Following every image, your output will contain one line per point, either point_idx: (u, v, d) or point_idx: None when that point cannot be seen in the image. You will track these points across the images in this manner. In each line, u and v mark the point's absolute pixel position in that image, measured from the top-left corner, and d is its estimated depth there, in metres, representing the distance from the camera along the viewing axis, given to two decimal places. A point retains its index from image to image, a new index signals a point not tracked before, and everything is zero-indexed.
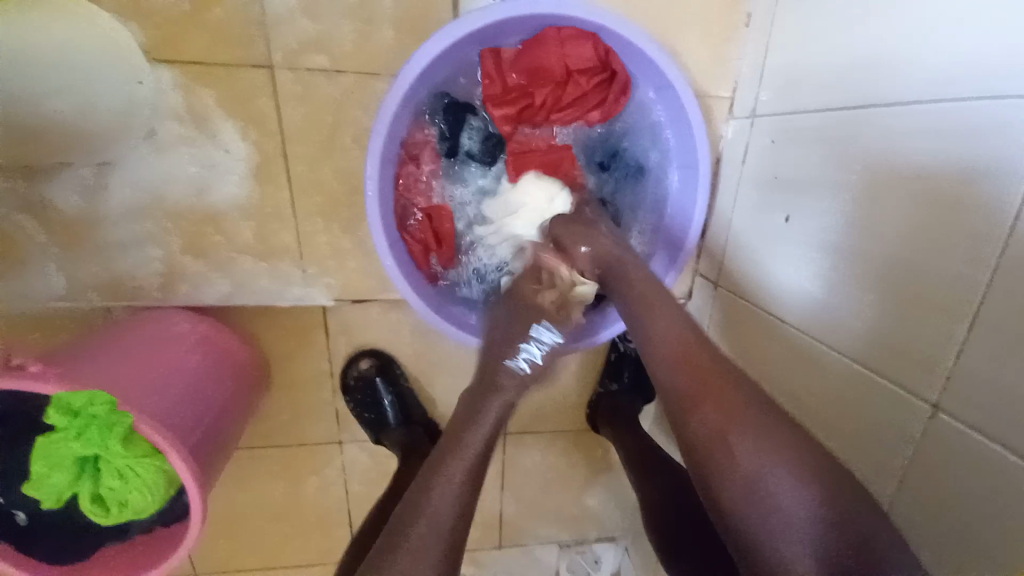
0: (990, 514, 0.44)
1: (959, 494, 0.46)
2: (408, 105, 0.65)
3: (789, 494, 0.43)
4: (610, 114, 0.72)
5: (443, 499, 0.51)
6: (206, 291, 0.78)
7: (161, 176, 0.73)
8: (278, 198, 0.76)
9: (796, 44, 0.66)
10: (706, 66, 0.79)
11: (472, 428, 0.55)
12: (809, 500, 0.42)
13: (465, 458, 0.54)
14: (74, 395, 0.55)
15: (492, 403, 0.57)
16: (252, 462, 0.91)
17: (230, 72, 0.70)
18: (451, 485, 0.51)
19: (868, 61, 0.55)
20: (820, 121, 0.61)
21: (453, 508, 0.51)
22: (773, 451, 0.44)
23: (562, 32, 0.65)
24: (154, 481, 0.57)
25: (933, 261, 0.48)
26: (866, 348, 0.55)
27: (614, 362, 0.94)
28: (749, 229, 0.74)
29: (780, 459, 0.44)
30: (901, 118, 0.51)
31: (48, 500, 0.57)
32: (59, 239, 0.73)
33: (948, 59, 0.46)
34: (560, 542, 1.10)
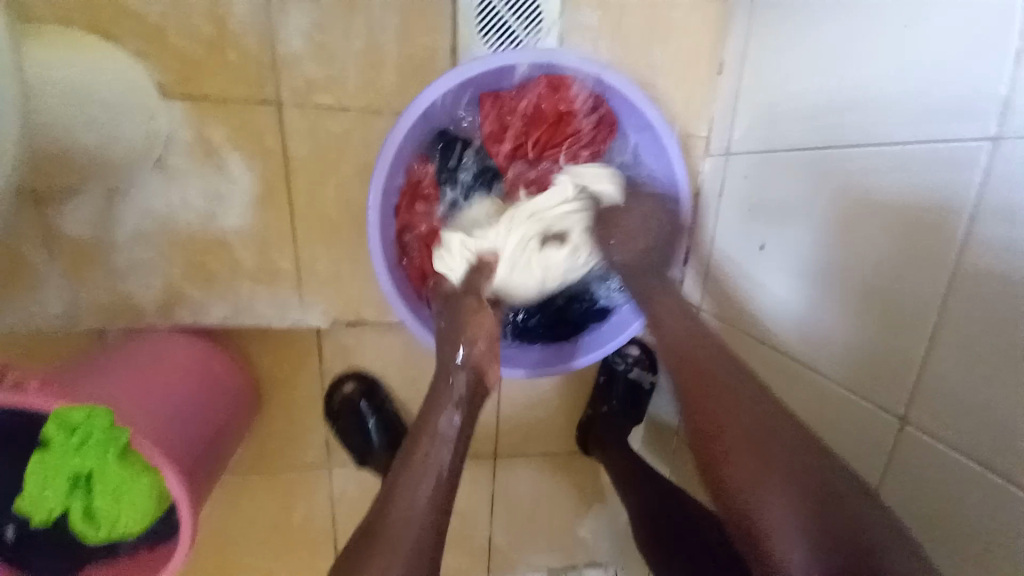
0: (965, 518, 0.47)
1: (938, 501, 0.50)
2: (409, 143, 0.70)
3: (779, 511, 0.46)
4: (599, 152, 0.77)
5: (419, 487, 0.53)
6: (205, 315, 0.80)
7: (167, 203, 0.75)
8: (281, 225, 0.79)
9: (764, 91, 0.73)
10: (683, 108, 0.85)
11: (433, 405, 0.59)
12: (798, 519, 0.45)
13: (434, 462, 0.55)
14: (74, 410, 0.55)
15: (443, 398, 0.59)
16: (243, 487, 0.90)
17: (240, 107, 0.74)
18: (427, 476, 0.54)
19: (829, 108, 0.61)
20: (789, 159, 0.68)
21: (425, 506, 0.52)
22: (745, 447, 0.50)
23: (555, 79, 0.71)
24: (145, 503, 0.58)
25: (897, 281, 0.53)
26: (837, 364, 0.60)
27: (603, 385, 0.97)
28: (728, 256, 0.80)
29: (754, 455, 0.49)
30: (860, 158, 0.57)
31: (38, 516, 0.57)
32: (61, 263, 0.74)
33: (897, 110, 0.53)
34: (549, 570, 1.09)
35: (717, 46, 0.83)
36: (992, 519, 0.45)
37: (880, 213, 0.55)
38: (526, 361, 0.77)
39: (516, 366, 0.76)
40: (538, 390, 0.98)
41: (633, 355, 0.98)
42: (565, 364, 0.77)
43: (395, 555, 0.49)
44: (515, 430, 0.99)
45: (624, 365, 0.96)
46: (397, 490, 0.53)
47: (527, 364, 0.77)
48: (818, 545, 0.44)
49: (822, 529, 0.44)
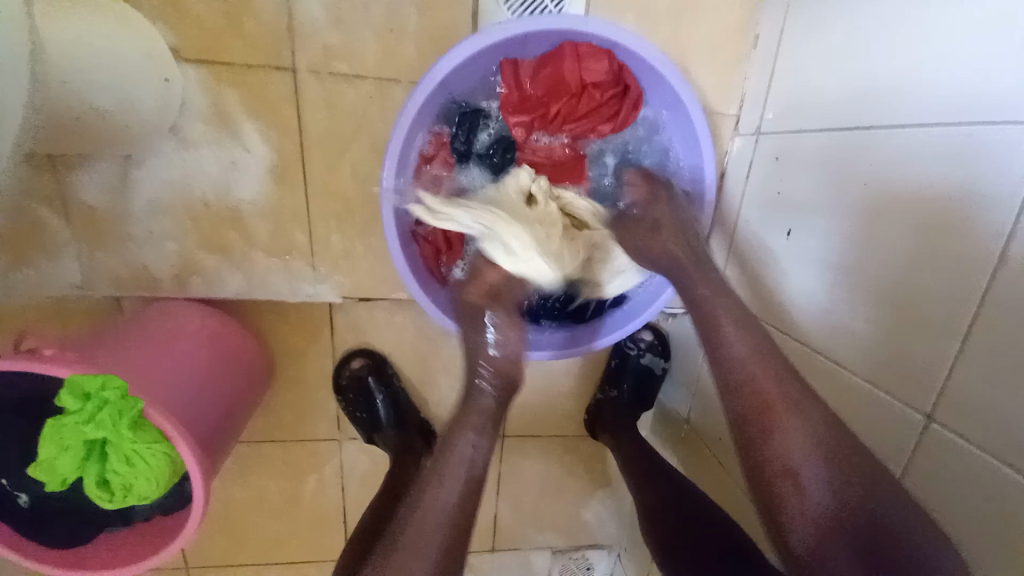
0: (978, 520, 0.46)
1: (952, 501, 0.48)
2: (427, 114, 0.67)
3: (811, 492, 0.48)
4: (622, 127, 0.73)
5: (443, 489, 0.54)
6: (219, 286, 0.79)
7: (181, 171, 0.74)
8: (295, 198, 0.78)
9: (802, 67, 0.69)
10: (713, 85, 0.81)
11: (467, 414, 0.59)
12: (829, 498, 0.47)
13: (461, 461, 0.56)
14: (88, 379, 0.56)
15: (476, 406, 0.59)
16: (254, 457, 0.92)
17: (255, 74, 0.72)
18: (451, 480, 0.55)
19: (872, 87, 0.57)
20: (824, 141, 0.64)
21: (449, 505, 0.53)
22: (771, 415, 0.51)
23: (579, 48, 0.67)
24: (160, 468, 0.58)
25: (933, 280, 0.50)
26: (859, 358, 0.58)
27: (614, 369, 0.96)
28: (754, 241, 0.76)
29: (782, 421, 0.51)
30: (904, 142, 0.53)
31: (53, 483, 0.57)
32: (77, 229, 0.74)
33: (950, 88, 0.49)
34: (552, 549, 1.10)
35: (753, 19, 0.79)
36: (1010, 522, 0.43)
37: (917, 203, 0.51)
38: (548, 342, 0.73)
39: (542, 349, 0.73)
40: (550, 372, 0.97)
41: (646, 340, 0.95)
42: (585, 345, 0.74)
43: (424, 549, 0.51)
44: (525, 411, 0.99)
45: (636, 350, 0.94)
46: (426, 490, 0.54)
47: (551, 347, 0.73)
48: (842, 525, 0.46)
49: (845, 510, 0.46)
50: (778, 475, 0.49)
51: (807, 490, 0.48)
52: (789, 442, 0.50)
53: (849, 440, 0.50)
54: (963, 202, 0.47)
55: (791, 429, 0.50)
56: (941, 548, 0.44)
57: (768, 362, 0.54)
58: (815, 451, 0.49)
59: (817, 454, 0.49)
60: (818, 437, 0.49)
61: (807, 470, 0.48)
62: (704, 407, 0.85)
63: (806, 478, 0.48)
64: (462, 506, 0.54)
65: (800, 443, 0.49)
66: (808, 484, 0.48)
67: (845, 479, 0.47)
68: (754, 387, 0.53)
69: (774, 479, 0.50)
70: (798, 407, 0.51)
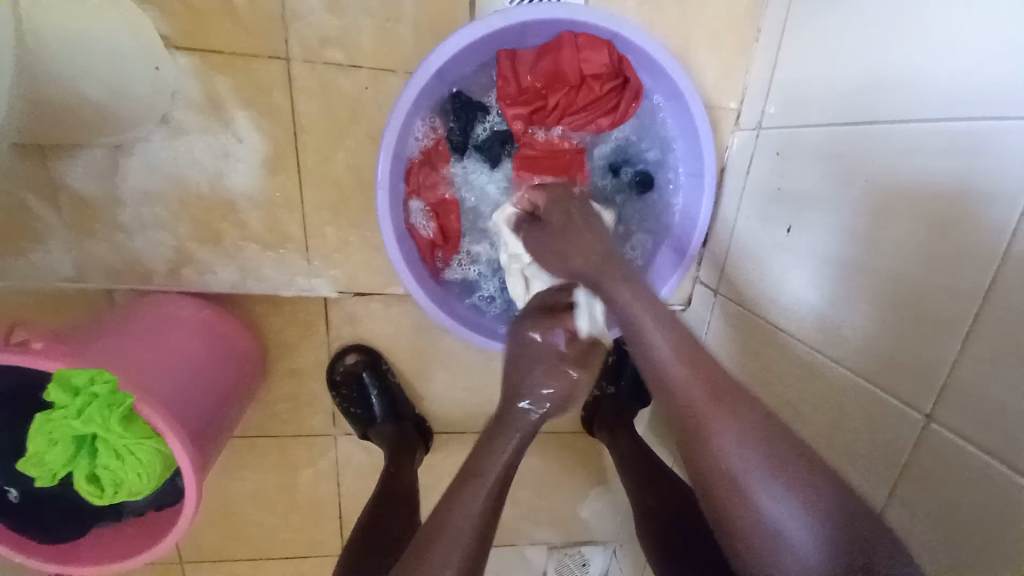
0: (972, 519, 0.45)
1: (948, 500, 0.47)
2: (423, 104, 0.66)
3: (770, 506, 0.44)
4: (622, 120, 0.72)
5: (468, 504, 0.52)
6: (212, 279, 0.79)
7: (173, 161, 0.73)
8: (290, 190, 0.77)
9: (805, 60, 0.68)
10: (715, 78, 0.80)
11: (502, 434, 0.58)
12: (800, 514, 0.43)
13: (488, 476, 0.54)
14: (77, 373, 0.55)
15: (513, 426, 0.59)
16: (249, 451, 0.91)
17: (248, 62, 0.71)
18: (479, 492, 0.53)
19: (877, 81, 0.56)
20: (828, 135, 0.63)
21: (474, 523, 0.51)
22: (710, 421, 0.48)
23: (578, 38, 0.66)
24: (151, 464, 0.58)
25: (940, 279, 0.48)
26: (858, 356, 0.57)
27: (613, 365, 0.95)
28: (754, 237, 0.75)
29: (722, 428, 0.48)
30: (911, 136, 0.52)
31: (43, 478, 0.57)
32: (68, 220, 0.73)
33: (959, 79, 0.47)
34: (548, 544, 1.10)
35: (755, 12, 0.78)
36: (1006, 524, 0.43)
37: (922, 198, 0.50)
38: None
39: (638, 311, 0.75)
40: None
41: None
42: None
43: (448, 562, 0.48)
44: None
45: None
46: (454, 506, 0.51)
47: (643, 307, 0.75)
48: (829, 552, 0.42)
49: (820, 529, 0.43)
50: (726, 495, 0.46)
51: (759, 509, 0.44)
52: (732, 453, 0.46)
53: (794, 444, 0.47)
54: (968, 198, 0.46)
55: (732, 439, 0.47)
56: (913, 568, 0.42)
57: (697, 363, 0.52)
58: (766, 470, 0.45)
59: (763, 463, 0.45)
60: (765, 448, 0.46)
61: (756, 482, 0.45)
62: None
63: (757, 493, 0.45)
64: (485, 528, 0.52)
65: (744, 454, 0.46)
66: (761, 499, 0.44)
67: (799, 490, 0.44)
68: (689, 397, 0.50)
69: (724, 502, 0.46)
70: (736, 410, 0.48)
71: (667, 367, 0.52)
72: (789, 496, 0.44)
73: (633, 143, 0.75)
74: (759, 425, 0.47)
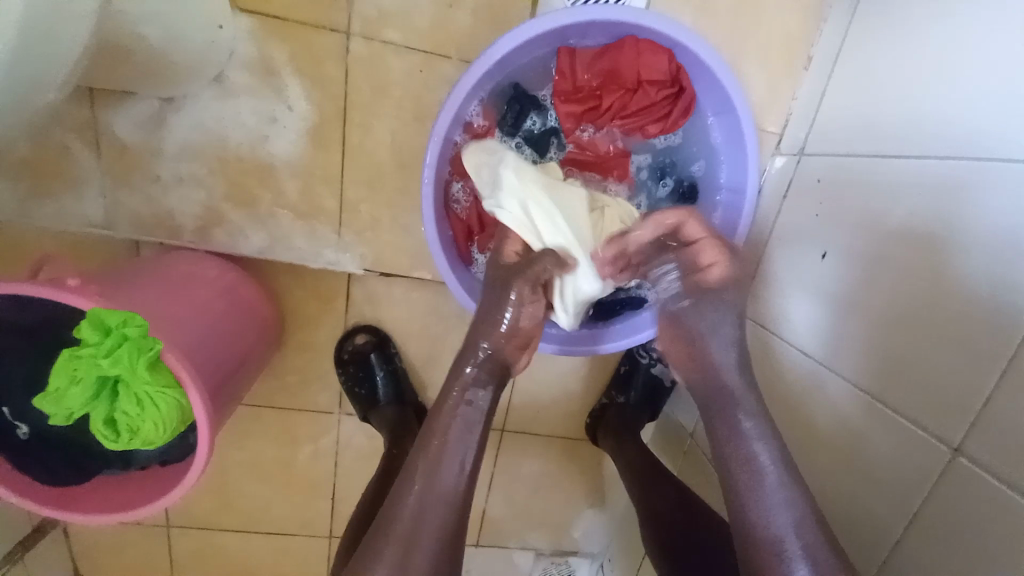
0: (988, 552, 0.45)
1: (957, 529, 0.48)
2: (478, 89, 0.67)
3: (785, 516, 0.48)
4: (669, 130, 0.73)
5: (442, 479, 0.51)
6: (242, 241, 0.79)
7: (220, 120, 0.74)
8: (329, 161, 0.78)
9: (851, 88, 0.69)
10: (762, 99, 0.82)
11: (451, 386, 0.56)
12: (801, 528, 0.47)
13: (456, 449, 0.52)
14: (110, 314, 0.54)
15: (455, 387, 0.55)
16: (252, 420, 0.91)
17: (308, 32, 0.72)
18: (452, 465, 0.51)
19: (927, 114, 0.57)
20: (869, 163, 0.63)
21: (446, 498, 0.50)
22: (771, 483, 0.50)
23: (640, 42, 0.67)
24: (169, 416, 0.57)
25: (979, 314, 0.48)
26: (885, 384, 0.56)
27: (624, 374, 0.97)
28: (780, 258, 0.75)
29: (786, 480, 0.50)
30: (958, 170, 0.52)
31: (58, 416, 0.56)
32: (107, 165, 0.74)
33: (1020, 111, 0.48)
34: (536, 550, 1.09)
35: (807, 41, 0.79)
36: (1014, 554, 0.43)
37: (947, 236, 0.52)
38: (559, 336, 0.76)
39: (623, 338, 0.77)
40: (558, 370, 0.97)
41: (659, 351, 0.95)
42: (594, 346, 0.76)
43: (420, 549, 0.48)
44: (528, 406, 0.99)
45: (648, 359, 0.95)
46: (407, 489, 0.51)
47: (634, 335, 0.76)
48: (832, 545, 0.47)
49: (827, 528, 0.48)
50: (762, 539, 0.48)
51: (772, 518, 0.48)
52: (748, 440, 0.52)
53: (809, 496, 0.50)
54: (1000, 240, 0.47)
55: (757, 451, 0.51)
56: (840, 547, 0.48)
57: (776, 451, 0.51)
58: (798, 507, 0.49)
59: (778, 474, 0.50)
60: (775, 445, 0.51)
61: (770, 489, 0.49)
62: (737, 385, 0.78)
63: (763, 489, 0.49)
64: (459, 508, 0.51)
65: (784, 502, 0.49)
66: (770, 504, 0.49)
67: (796, 487, 0.49)
68: (748, 491, 0.50)
69: (762, 536, 0.48)
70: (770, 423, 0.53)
71: (750, 443, 0.52)
72: (788, 498, 0.49)
73: (678, 153, 0.76)
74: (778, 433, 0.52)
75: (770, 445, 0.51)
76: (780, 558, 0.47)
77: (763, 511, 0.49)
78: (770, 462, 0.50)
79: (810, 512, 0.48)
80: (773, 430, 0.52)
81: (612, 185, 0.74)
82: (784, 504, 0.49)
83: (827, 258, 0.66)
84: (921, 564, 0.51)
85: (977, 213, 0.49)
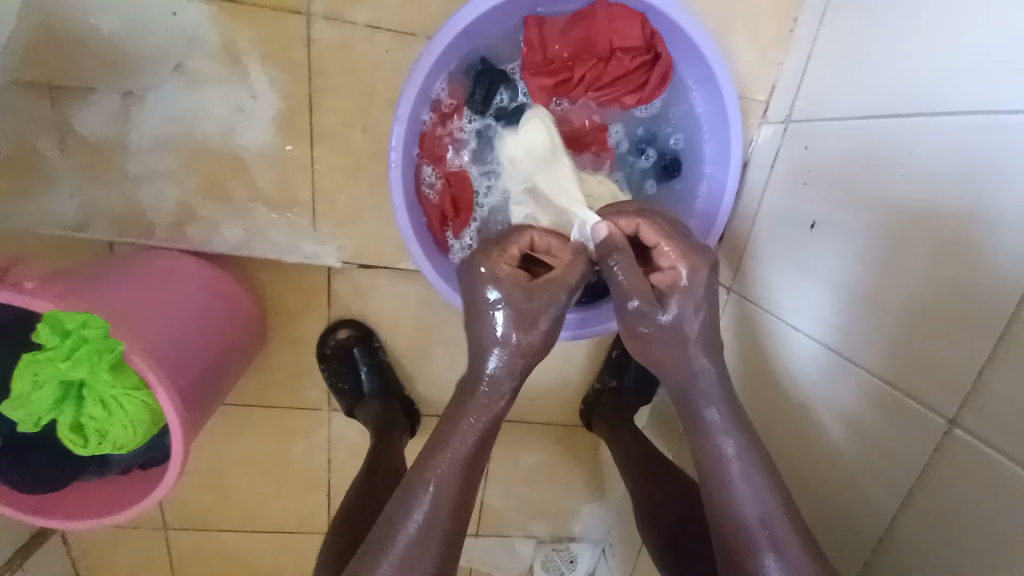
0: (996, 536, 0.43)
1: (957, 512, 0.46)
2: (444, 65, 0.64)
3: (757, 507, 0.48)
4: (647, 100, 0.69)
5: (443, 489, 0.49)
6: (216, 237, 0.76)
7: (185, 112, 0.71)
8: (301, 151, 0.75)
9: (837, 51, 0.66)
10: (747, 67, 0.78)
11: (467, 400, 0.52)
12: (772, 519, 0.47)
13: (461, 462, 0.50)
14: (69, 316, 0.54)
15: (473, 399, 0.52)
16: (243, 418, 0.90)
17: (269, 16, 0.70)
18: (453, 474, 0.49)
19: (918, 69, 0.54)
20: (859, 127, 0.60)
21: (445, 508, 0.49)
22: (743, 478, 0.49)
23: (610, 8, 0.64)
24: (138, 417, 0.56)
25: (974, 283, 0.46)
26: (878, 357, 0.54)
27: (617, 359, 0.95)
28: (768, 234, 0.73)
29: (757, 478, 0.49)
30: (950, 128, 0.50)
31: (26, 423, 0.55)
32: (73, 163, 0.71)
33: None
34: (537, 538, 1.08)
35: (792, 3, 0.76)
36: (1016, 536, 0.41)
37: (942, 216, 0.49)
38: (569, 322, 0.75)
39: None
40: (550, 357, 0.96)
41: None
42: (607, 326, 0.75)
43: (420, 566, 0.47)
44: (521, 394, 0.97)
45: None
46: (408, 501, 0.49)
47: None
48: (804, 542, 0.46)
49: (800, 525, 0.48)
50: (734, 535, 0.48)
51: (742, 513, 0.48)
52: (718, 435, 0.51)
53: (779, 487, 0.49)
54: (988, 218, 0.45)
55: (728, 448, 0.50)
56: (810, 539, 0.47)
57: (747, 449, 0.50)
58: (769, 502, 0.48)
59: (746, 470, 0.49)
60: (744, 438, 0.51)
61: (737, 485, 0.49)
62: (739, 369, 0.75)
63: (735, 482, 0.49)
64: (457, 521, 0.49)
65: (757, 497, 0.48)
66: (737, 496, 0.49)
67: (764, 479, 0.49)
68: (716, 486, 0.50)
69: (732, 534, 0.48)
70: (734, 410, 0.52)
71: (723, 442, 0.51)
72: (754, 489, 0.48)
73: (658, 126, 0.72)
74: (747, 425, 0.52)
75: (734, 437, 0.51)
76: (753, 552, 0.47)
77: (733, 504, 0.48)
78: (735, 454, 0.50)
79: (781, 506, 0.48)
80: (741, 419, 0.52)
81: (591, 161, 0.71)
82: (753, 495, 0.48)
83: (812, 241, 0.64)
84: (924, 550, 0.48)
85: (974, 189, 0.46)
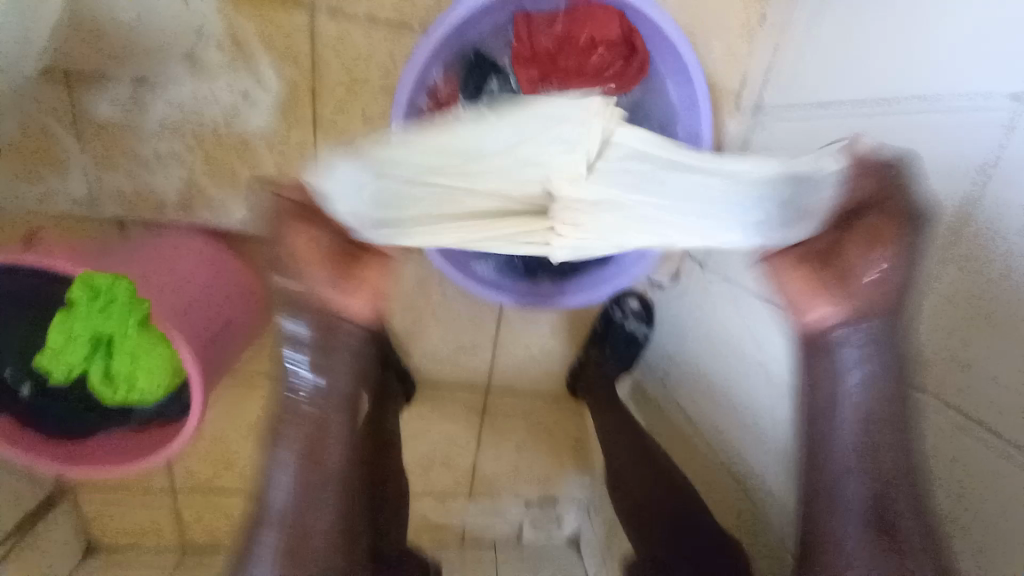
0: (993, 525, 0.43)
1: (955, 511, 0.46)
2: (441, 56, 0.71)
3: (857, 486, 0.46)
4: (626, 89, 0.75)
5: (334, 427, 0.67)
6: (224, 216, 0.81)
7: (191, 96, 0.75)
8: (302, 134, 0.80)
9: (800, 45, 0.73)
10: (720, 57, 0.84)
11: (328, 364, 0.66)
12: (870, 500, 0.46)
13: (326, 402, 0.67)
14: (100, 275, 0.60)
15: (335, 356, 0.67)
16: (250, 389, 0.95)
17: (270, 5, 0.74)
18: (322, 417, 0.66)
19: (859, 63, 0.62)
20: (819, 115, 0.67)
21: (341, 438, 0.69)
22: (853, 458, 0.47)
23: (590, 6, 0.72)
24: (161, 366, 0.64)
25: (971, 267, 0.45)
26: None
27: (600, 332, 1.02)
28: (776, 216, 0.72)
29: (863, 458, 0.47)
30: (890, 118, 0.56)
31: (61, 374, 0.62)
32: (86, 145, 0.75)
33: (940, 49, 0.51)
34: (527, 502, 1.17)
35: None
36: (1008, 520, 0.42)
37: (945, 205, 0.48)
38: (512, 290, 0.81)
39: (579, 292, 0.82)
40: (537, 331, 1.03)
41: (632, 307, 1.04)
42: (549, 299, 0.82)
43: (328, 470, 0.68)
44: (511, 366, 1.04)
45: (621, 314, 1.02)
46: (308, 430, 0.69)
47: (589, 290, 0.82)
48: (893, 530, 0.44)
49: (898, 513, 0.45)
50: (822, 510, 0.48)
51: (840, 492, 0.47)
52: (838, 409, 0.48)
53: (895, 470, 0.46)
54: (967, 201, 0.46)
55: (848, 425, 0.48)
56: (922, 527, 0.44)
57: (864, 427, 0.47)
58: (872, 485, 0.46)
59: (852, 448, 0.47)
60: (867, 415, 0.47)
61: (842, 460, 0.47)
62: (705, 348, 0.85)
63: (841, 461, 0.47)
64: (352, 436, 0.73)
65: (858, 477, 0.46)
66: (836, 475, 0.48)
67: (879, 459, 0.46)
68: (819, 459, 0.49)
69: (819, 509, 0.48)
70: (881, 384, 0.47)
71: (851, 413, 0.48)
72: (859, 470, 0.47)
73: (637, 116, 0.77)
74: (892, 392, 0.47)
75: (861, 414, 0.48)
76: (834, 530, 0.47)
77: (836, 482, 0.47)
78: (854, 432, 0.47)
79: (882, 487, 0.46)
80: (881, 399, 0.47)
81: None
82: (854, 476, 0.47)
83: None
84: None
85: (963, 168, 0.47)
